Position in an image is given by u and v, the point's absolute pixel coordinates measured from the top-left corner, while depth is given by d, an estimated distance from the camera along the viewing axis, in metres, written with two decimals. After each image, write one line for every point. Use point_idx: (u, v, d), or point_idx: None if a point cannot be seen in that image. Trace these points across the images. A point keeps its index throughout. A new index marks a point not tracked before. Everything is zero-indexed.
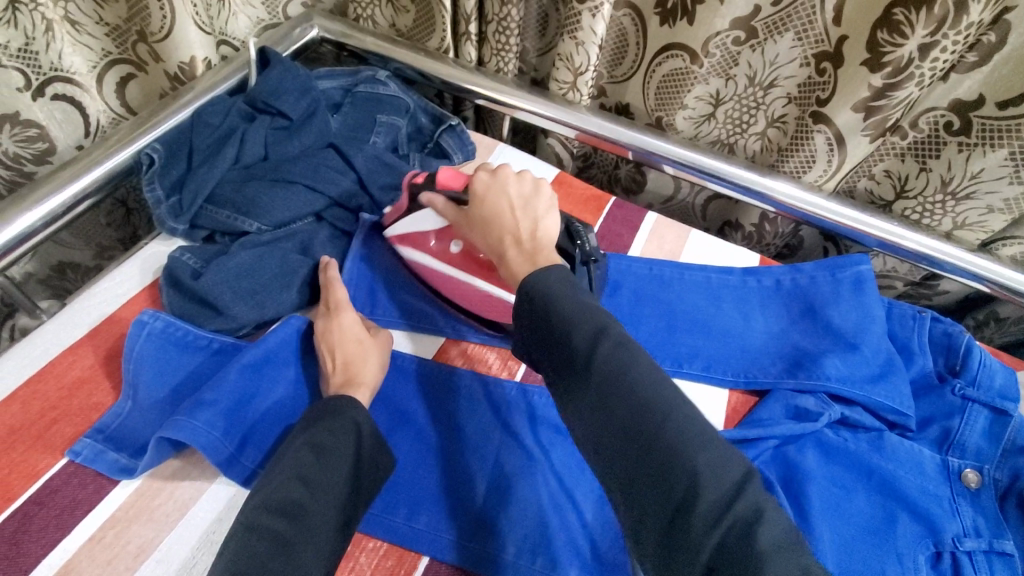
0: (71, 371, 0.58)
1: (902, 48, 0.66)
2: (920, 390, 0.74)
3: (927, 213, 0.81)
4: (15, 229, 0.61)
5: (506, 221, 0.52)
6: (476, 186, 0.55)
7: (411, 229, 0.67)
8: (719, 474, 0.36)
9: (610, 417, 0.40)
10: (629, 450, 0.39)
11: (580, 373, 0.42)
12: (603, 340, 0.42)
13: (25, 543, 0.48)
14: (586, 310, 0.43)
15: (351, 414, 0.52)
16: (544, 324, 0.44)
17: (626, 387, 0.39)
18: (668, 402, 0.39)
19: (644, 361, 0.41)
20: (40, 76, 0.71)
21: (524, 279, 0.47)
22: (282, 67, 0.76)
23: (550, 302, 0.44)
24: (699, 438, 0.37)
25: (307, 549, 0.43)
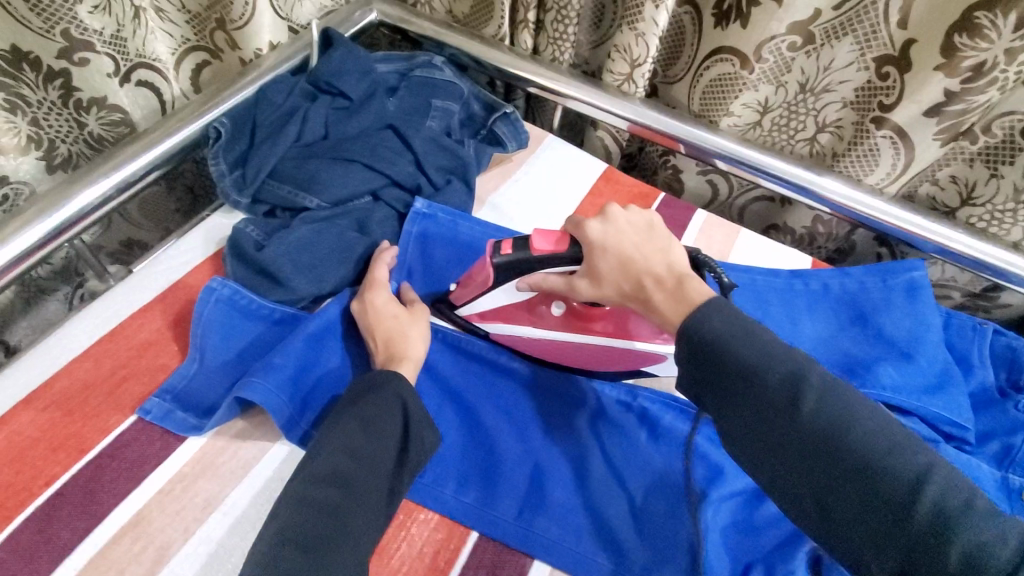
0: (140, 333, 0.60)
1: (985, 51, 0.63)
2: (979, 403, 0.71)
3: (996, 222, 0.78)
4: (94, 194, 0.63)
5: (637, 262, 0.50)
6: (590, 237, 0.51)
7: (495, 306, 0.62)
8: (1003, 550, 0.33)
9: (834, 475, 0.38)
10: (872, 515, 0.36)
11: (787, 427, 0.39)
12: (806, 387, 0.40)
13: (99, 492, 0.50)
14: (780, 355, 0.41)
15: (396, 390, 0.53)
16: (727, 373, 0.41)
17: (847, 447, 0.38)
18: (909, 463, 0.37)
19: (861, 413, 0.39)
20: (127, 63, 0.72)
21: (683, 319, 0.45)
22: (345, 49, 0.77)
23: (734, 349, 0.41)
24: (962, 504, 0.35)
25: (362, 512, 0.45)
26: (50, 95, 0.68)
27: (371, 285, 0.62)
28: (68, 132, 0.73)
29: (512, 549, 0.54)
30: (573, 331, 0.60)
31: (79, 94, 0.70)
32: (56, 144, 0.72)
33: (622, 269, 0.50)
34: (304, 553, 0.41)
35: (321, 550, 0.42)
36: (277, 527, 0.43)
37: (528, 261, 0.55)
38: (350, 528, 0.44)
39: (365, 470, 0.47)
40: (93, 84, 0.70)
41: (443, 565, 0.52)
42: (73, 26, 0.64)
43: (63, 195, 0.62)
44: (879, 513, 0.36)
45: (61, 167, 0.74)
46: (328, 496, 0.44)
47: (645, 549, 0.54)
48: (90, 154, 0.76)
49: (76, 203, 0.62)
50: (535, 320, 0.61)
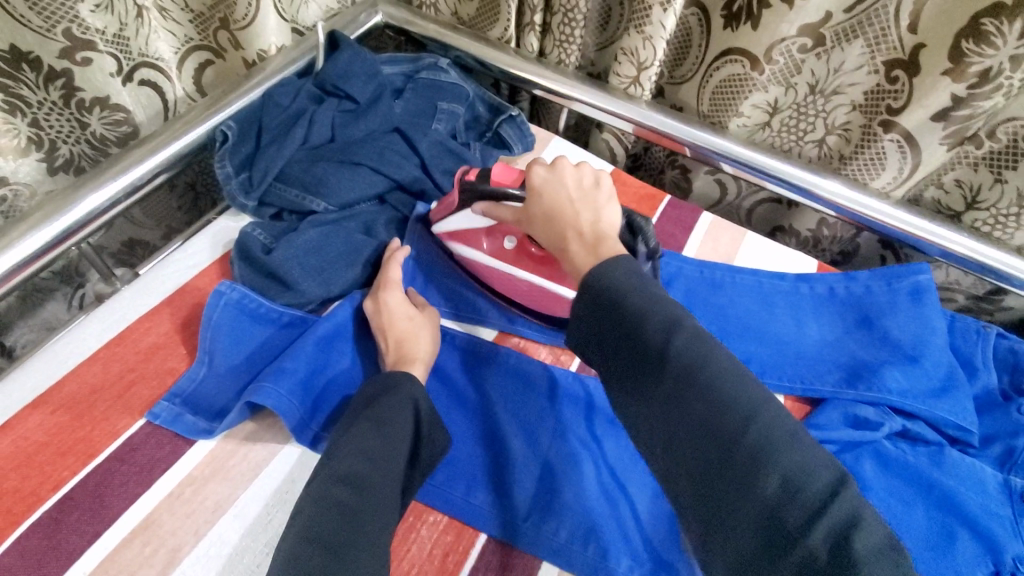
0: (148, 336, 0.60)
1: (990, 57, 0.64)
2: (983, 405, 0.72)
3: (999, 226, 0.78)
4: (101, 197, 0.63)
5: (566, 216, 0.52)
6: (533, 182, 0.55)
7: (460, 226, 0.67)
8: (802, 480, 0.34)
9: (684, 414, 0.39)
10: (709, 450, 0.38)
11: (655, 370, 0.41)
12: (676, 334, 0.41)
13: (107, 495, 0.50)
14: (660, 303, 0.43)
15: (409, 390, 0.53)
16: (612, 321, 0.43)
17: (705, 392, 0.39)
18: (751, 403, 0.38)
19: (724, 357, 0.40)
20: (129, 62, 0.72)
21: (588, 271, 0.47)
22: (351, 51, 0.77)
23: (622, 298, 0.43)
24: (787, 441, 0.36)
25: (379, 513, 0.44)
26: (51, 96, 0.68)
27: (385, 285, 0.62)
28: (70, 132, 0.72)
29: (522, 552, 0.54)
30: (517, 262, 0.65)
31: (81, 93, 0.70)
32: (58, 144, 0.72)
33: (549, 221, 0.53)
34: (329, 554, 0.40)
35: (343, 551, 0.41)
36: (299, 526, 0.42)
37: (485, 188, 0.61)
38: (368, 529, 0.43)
39: (381, 472, 0.47)
40: (95, 84, 0.70)
41: (452, 568, 0.53)
42: (74, 25, 0.64)
43: (71, 199, 0.62)
44: (717, 453, 0.37)
45: (63, 169, 0.74)
46: (346, 496, 0.44)
47: (655, 551, 0.54)
48: (93, 155, 0.76)
49: (84, 207, 0.62)
50: (487, 248, 0.66)
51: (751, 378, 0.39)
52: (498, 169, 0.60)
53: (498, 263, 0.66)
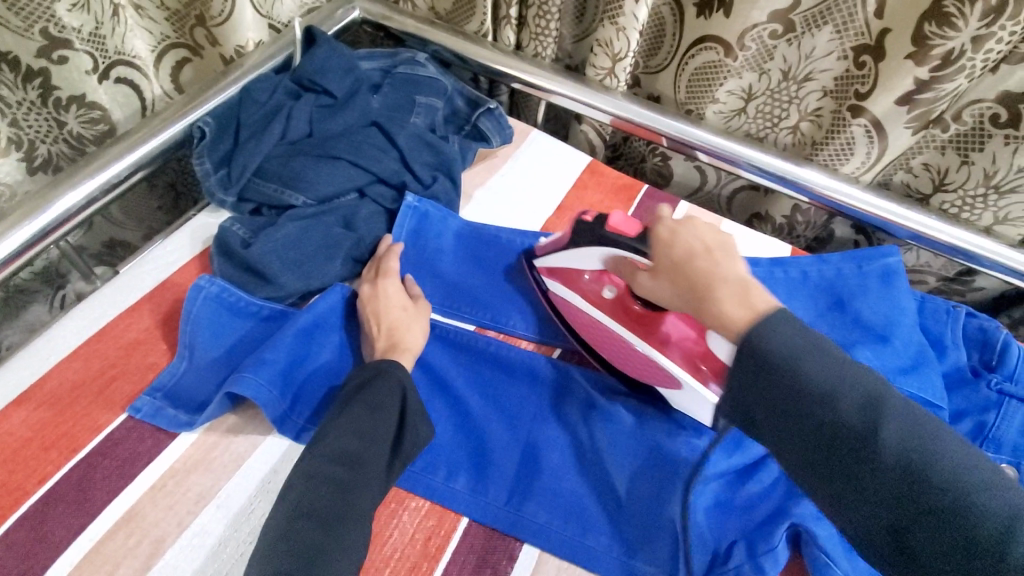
0: (129, 332, 0.60)
1: (953, 39, 0.65)
2: (953, 382, 0.73)
3: (967, 207, 0.80)
4: (79, 195, 0.63)
5: (699, 266, 0.48)
6: (660, 230, 0.53)
7: (563, 266, 0.65)
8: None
9: (907, 508, 0.36)
10: (954, 556, 0.34)
11: (862, 457, 0.37)
12: (884, 413, 0.38)
13: (91, 490, 0.51)
14: (860, 377, 0.40)
15: (401, 373, 0.54)
16: (786, 396, 0.41)
17: (925, 481, 0.35)
18: (999, 500, 0.34)
19: (937, 442, 0.37)
20: (106, 60, 0.72)
21: (739, 330, 0.44)
22: (328, 47, 0.77)
23: (793, 371, 0.41)
24: None
25: (366, 491, 0.46)
26: (28, 96, 0.68)
27: (384, 274, 0.64)
28: (48, 131, 0.72)
29: (502, 534, 0.55)
30: (613, 314, 0.62)
31: (57, 92, 0.70)
32: (35, 144, 0.72)
33: (675, 272, 0.50)
34: (322, 528, 0.43)
35: (337, 525, 0.43)
36: (291, 503, 0.44)
37: (599, 232, 0.59)
38: (359, 503, 0.45)
39: (371, 451, 0.49)
40: (72, 83, 0.70)
41: (434, 551, 0.53)
42: (51, 24, 0.64)
43: (47, 197, 0.62)
44: (956, 553, 0.34)
45: (43, 169, 0.74)
46: (339, 475, 0.46)
47: (632, 531, 0.55)
48: (71, 153, 0.76)
49: (61, 205, 0.62)
50: (583, 291, 0.64)
51: (990, 468, 0.36)
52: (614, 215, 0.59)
53: (593, 311, 0.64)
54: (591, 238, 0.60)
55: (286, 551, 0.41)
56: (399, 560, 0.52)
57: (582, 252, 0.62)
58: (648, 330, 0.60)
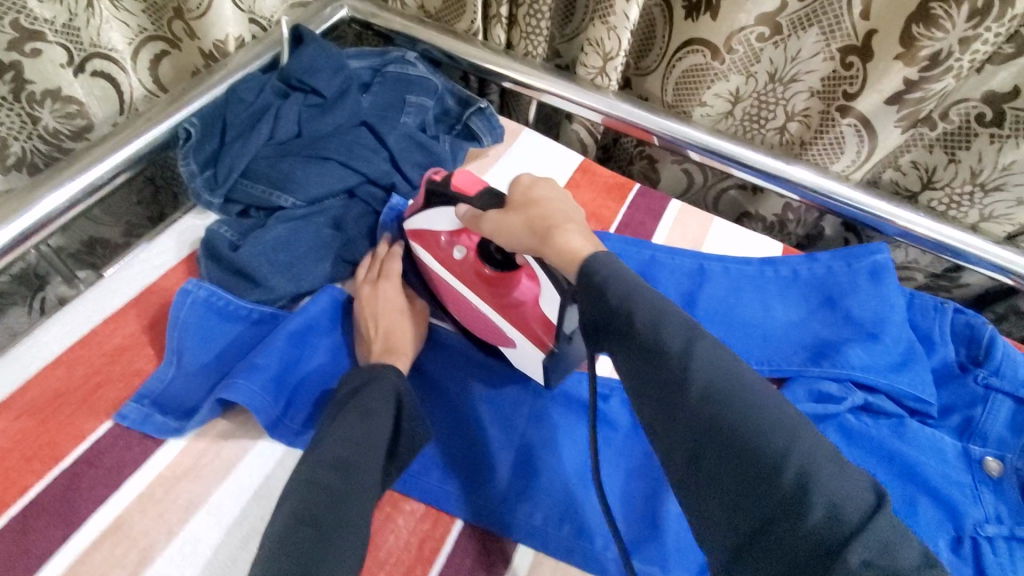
0: (113, 338, 0.59)
1: (940, 40, 0.66)
2: (941, 377, 0.75)
3: (954, 205, 0.81)
4: (60, 198, 0.62)
5: (542, 222, 0.47)
6: (512, 192, 0.51)
7: (422, 227, 0.62)
8: (844, 507, 0.30)
9: (707, 433, 0.35)
10: (742, 475, 0.33)
11: (673, 384, 0.37)
12: (699, 345, 0.37)
13: (75, 500, 0.49)
14: (670, 311, 0.39)
15: (391, 381, 0.54)
16: (617, 328, 0.40)
17: (726, 407, 0.34)
18: (767, 426, 0.34)
19: (740, 371, 0.36)
20: (82, 52, 0.70)
21: (580, 269, 0.43)
22: (316, 46, 0.76)
23: (625, 301, 0.39)
24: (832, 465, 0.32)
25: (356, 499, 0.44)
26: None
27: (385, 276, 0.64)
28: (21, 129, 0.70)
29: (498, 536, 0.55)
30: (465, 278, 0.60)
31: (31, 86, 0.67)
32: (8, 141, 0.70)
33: (525, 226, 0.48)
34: (314, 532, 0.41)
35: (330, 532, 0.41)
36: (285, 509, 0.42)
37: (444, 192, 0.57)
38: (351, 509, 0.43)
39: (364, 458, 0.47)
40: (46, 75, 0.68)
41: (429, 555, 0.53)
42: (22, 15, 0.63)
43: (29, 199, 0.61)
44: (750, 476, 0.33)
45: (15, 168, 0.73)
46: (332, 480, 0.44)
47: (628, 531, 0.55)
48: (49, 150, 0.74)
49: (43, 207, 0.61)
50: (439, 255, 0.62)
51: (782, 398, 0.35)
52: (461, 175, 0.56)
53: (447, 274, 0.62)
54: (438, 197, 0.58)
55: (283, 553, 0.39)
56: (394, 565, 0.52)
57: (438, 212, 0.58)
58: (500, 295, 0.58)
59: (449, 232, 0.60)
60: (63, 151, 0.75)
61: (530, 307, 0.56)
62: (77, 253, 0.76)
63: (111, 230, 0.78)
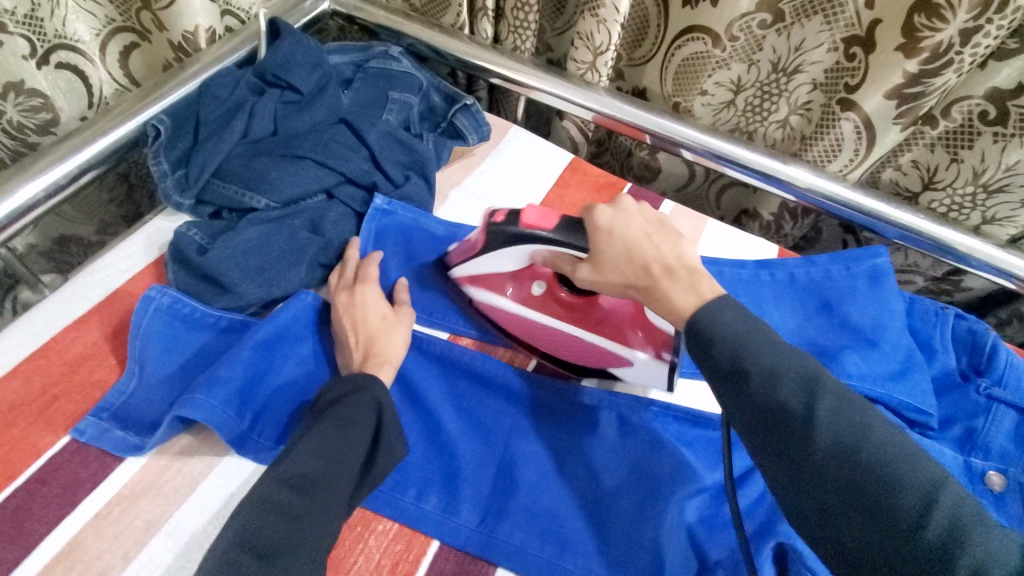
0: (74, 347, 0.56)
1: (941, 31, 0.63)
2: (942, 387, 0.72)
3: (956, 208, 0.79)
4: (19, 201, 0.58)
5: (645, 249, 0.49)
6: (596, 221, 0.50)
7: (484, 272, 0.62)
8: (1000, 565, 0.33)
9: (849, 487, 0.36)
10: (880, 528, 0.35)
11: (799, 436, 0.38)
12: (822, 396, 0.39)
13: (27, 521, 0.47)
14: (793, 361, 0.41)
15: (373, 392, 0.51)
16: (740, 381, 0.41)
17: (862, 460, 0.37)
18: (899, 479, 0.36)
19: (871, 421, 0.38)
20: (44, 43, 0.66)
21: (689, 314, 0.45)
22: (294, 39, 0.73)
23: (747, 357, 0.41)
24: (973, 519, 0.34)
25: (319, 519, 0.42)
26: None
27: (362, 280, 0.61)
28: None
29: (474, 557, 0.53)
30: (549, 311, 0.62)
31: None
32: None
33: (627, 259, 0.49)
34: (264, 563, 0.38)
35: (279, 558, 0.39)
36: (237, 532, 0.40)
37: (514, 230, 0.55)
38: (312, 532, 0.41)
39: (334, 476, 0.45)
40: (8, 67, 0.65)
41: None
42: None
43: None
44: (889, 529, 0.35)
45: None
46: (289, 500, 0.42)
47: (610, 553, 0.53)
48: (15, 144, 0.72)
49: (0, 210, 0.57)
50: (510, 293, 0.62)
51: (919, 451, 0.38)
52: (528, 210, 0.55)
53: (526, 311, 0.62)
54: (507, 240, 0.56)
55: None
56: None
57: (500, 254, 0.58)
58: (587, 317, 0.61)
59: (512, 270, 0.61)
60: (30, 146, 0.73)
61: (627, 322, 0.61)
62: (50, 252, 0.71)
63: (85, 229, 0.72)
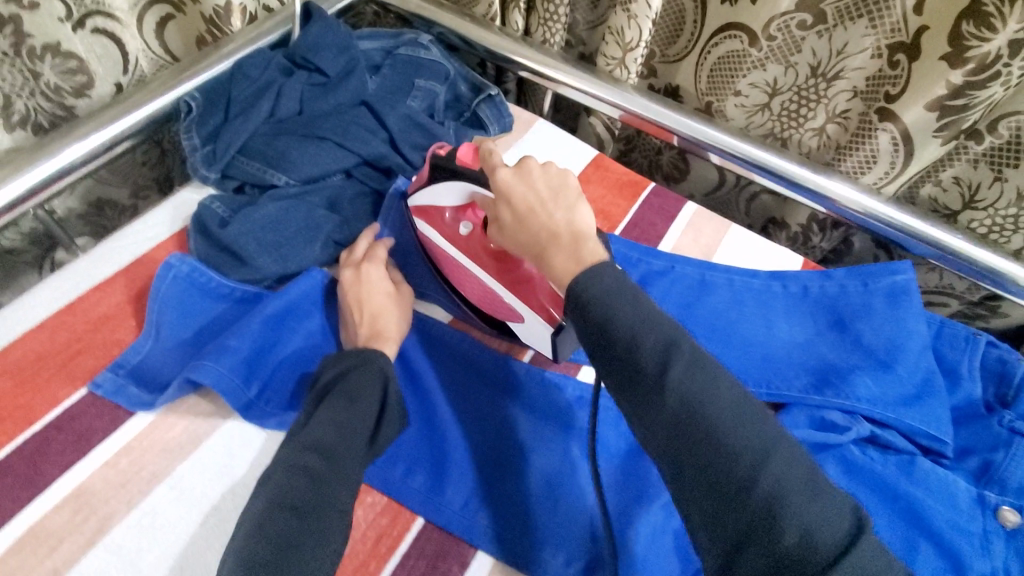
0: (99, 307, 0.60)
1: (989, 42, 0.60)
2: (964, 417, 0.68)
3: (996, 228, 0.74)
4: (59, 162, 0.62)
5: (537, 217, 0.45)
6: (498, 180, 0.48)
7: (427, 202, 0.61)
8: (823, 536, 0.32)
9: (682, 449, 0.36)
10: (712, 493, 0.35)
11: (650, 394, 0.37)
12: (675, 358, 0.37)
13: (43, 464, 0.50)
14: (652, 319, 0.38)
15: (380, 364, 0.52)
16: (597, 338, 0.39)
17: (703, 424, 0.35)
18: (771, 443, 0.35)
19: (719, 383, 0.37)
20: (81, 8, 0.67)
21: (570, 280, 0.41)
22: (324, 23, 0.75)
23: (604, 317, 0.39)
24: (801, 487, 0.33)
25: (341, 481, 0.44)
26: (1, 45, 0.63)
27: (368, 259, 0.62)
28: (22, 84, 0.67)
29: (456, 539, 0.54)
30: (472, 255, 0.59)
31: (30, 40, 0.65)
32: (12, 99, 0.67)
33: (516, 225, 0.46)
34: (295, 518, 0.41)
35: (312, 516, 0.41)
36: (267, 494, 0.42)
37: (449, 166, 0.56)
38: (336, 493, 0.43)
39: (348, 442, 0.46)
40: (45, 29, 0.65)
41: (384, 551, 0.52)
42: None
43: (30, 162, 0.61)
44: (711, 487, 0.35)
45: (22, 127, 0.70)
46: (320, 466, 0.43)
47: (591, 548, 0.53)
48: (51, 107, 0.71)
49: (39, 171, 0.61)
50: (446, 231, 0.60)
51: (768, 418, 0.36)
52: (463, 148, 0.56)
53: (454, 251, 0.60)
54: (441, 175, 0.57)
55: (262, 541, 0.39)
56: (348, 557, 0.51)
57: (442, 189, 0.57)
58: (508, 271, 0.57)
59: (453, 207, 0.59)
60: (67, 109, 0.72)
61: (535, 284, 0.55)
62: (85, 215, 0.76)
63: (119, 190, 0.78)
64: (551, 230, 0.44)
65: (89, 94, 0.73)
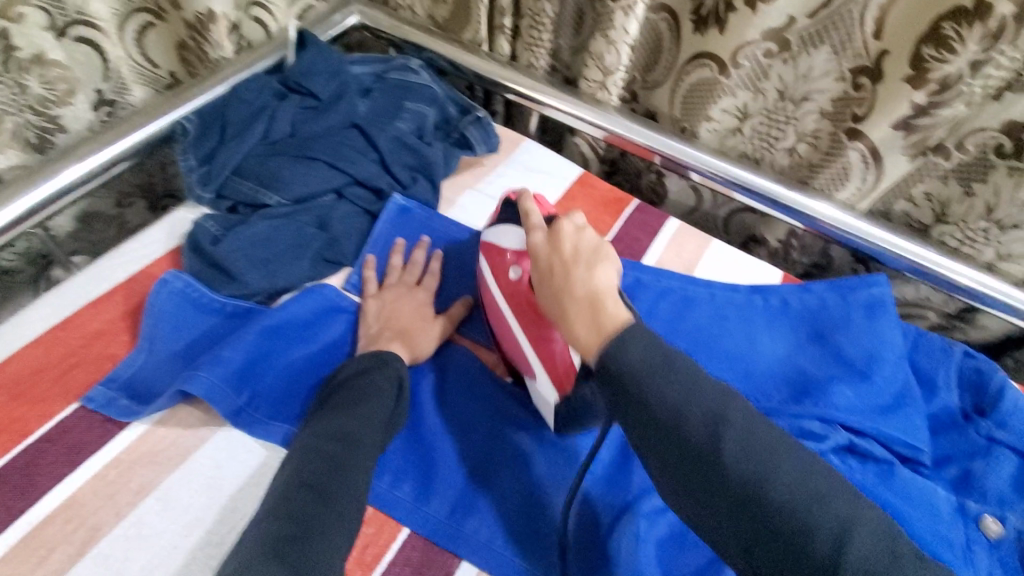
0: (93, 322, 0.61)
1: (951, 64, 0.63)
2: (941, 425, 0.69)
3: (969, 241, 0.76)
4: (60, 182, 0.64)
5: (563, 285, 0.48)
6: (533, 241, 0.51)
7: (492, 237, 0.63)
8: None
9: (747, 523, 0.38)
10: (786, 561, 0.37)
11: (705, 468, 0.39)
12: (723, 426, 0.39)
13: (36, 475, 0.51)
14: (688, 390, 0.41)
15: (395, 367, 0.55)
16: (647, 421, 0.41)
17: (761, 496, 0.38)
18: (823, 489, 0.38)
19: (768, 443, 0.39)
20: (64, 18, 0.68)
21: (596, 351, 0.43)
22: (316, 50, 0.79)
23: (633, 385, 0.41)
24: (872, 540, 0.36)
25: (361, 466, 0.47)
26: None
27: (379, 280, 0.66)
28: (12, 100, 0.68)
29: (441, 549, 0.54)
30: (511, 299, 0.60)
31: (19, 52, 0.66)
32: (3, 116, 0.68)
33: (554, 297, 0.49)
34: (316, 497, 0.44)
35: (329, 496, 0.44)
36: (292, 474, 0.45)
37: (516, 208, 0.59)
38: (354, 473, 0.46)
39: (366, 430, 0.49)
40: (31, 38, 0.66)
41: (369, 560, 0.52)
42: None
43: (31, 182, 0.63)
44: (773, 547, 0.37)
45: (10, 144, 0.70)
46: (335, 450, 0.47)
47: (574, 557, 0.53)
48: (41, 121, 0.72)
49: (41, 192, 0.63)
50: (497, 268, 0.61)
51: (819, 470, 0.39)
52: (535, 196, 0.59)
53: (498, 291, 0.61)
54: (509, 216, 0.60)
55: (285, 514, 0.42)
56: None
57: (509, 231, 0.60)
58: (536, 326, 0.57)
59: (514, 249, 0.60)
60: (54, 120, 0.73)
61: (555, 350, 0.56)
62: (76, 232, 0.79)
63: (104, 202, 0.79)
64: (571, 293, 0.47)
65: (73, 101, 0.73)
